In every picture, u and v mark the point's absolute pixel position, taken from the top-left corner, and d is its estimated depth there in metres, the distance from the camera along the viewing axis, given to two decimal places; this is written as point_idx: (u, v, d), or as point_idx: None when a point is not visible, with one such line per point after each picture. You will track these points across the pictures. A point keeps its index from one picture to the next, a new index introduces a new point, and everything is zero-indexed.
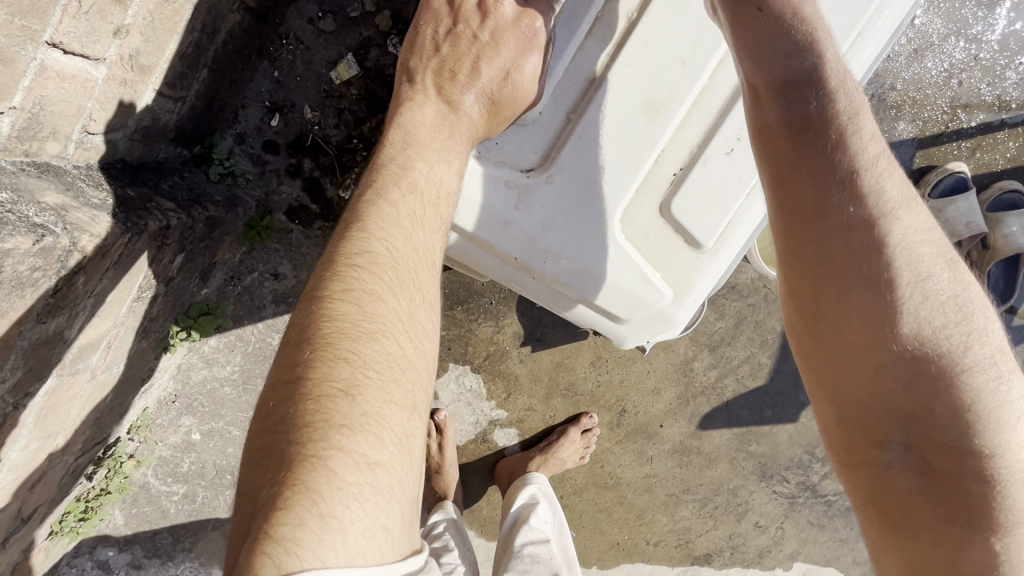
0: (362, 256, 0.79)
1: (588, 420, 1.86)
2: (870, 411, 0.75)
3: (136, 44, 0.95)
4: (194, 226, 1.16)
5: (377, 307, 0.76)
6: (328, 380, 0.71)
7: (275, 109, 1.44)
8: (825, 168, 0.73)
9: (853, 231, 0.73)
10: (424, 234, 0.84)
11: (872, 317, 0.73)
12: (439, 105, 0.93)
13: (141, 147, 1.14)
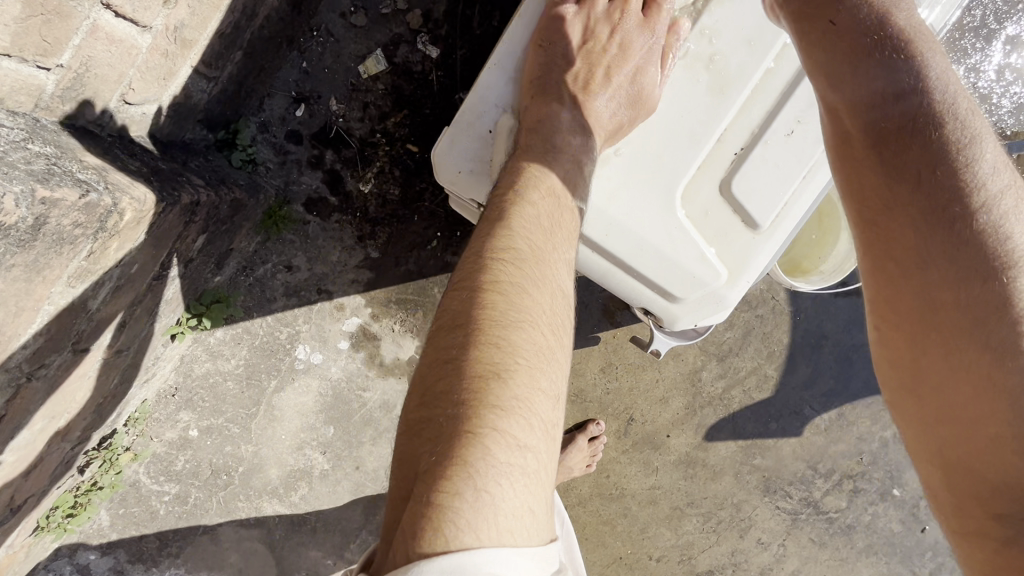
0: (508, 252, 0.81)
1: (595, 427, 1.84)
2: (985, 477, 0.68)
3: (182, 16, 0.94)
4: (220, 206, 1.14)
5: (524, 298, 0.78)
6: (484, 361, 0.72)
7: (301, 99, 1.44)
8: (933, 208, 0.69)
9: (968, 278, 0.68)
10: (561, 236, 0.85)
11: (992, 382, 0.66)
12: (573, 114, 0.99)
13: (172, 124, 1.12)
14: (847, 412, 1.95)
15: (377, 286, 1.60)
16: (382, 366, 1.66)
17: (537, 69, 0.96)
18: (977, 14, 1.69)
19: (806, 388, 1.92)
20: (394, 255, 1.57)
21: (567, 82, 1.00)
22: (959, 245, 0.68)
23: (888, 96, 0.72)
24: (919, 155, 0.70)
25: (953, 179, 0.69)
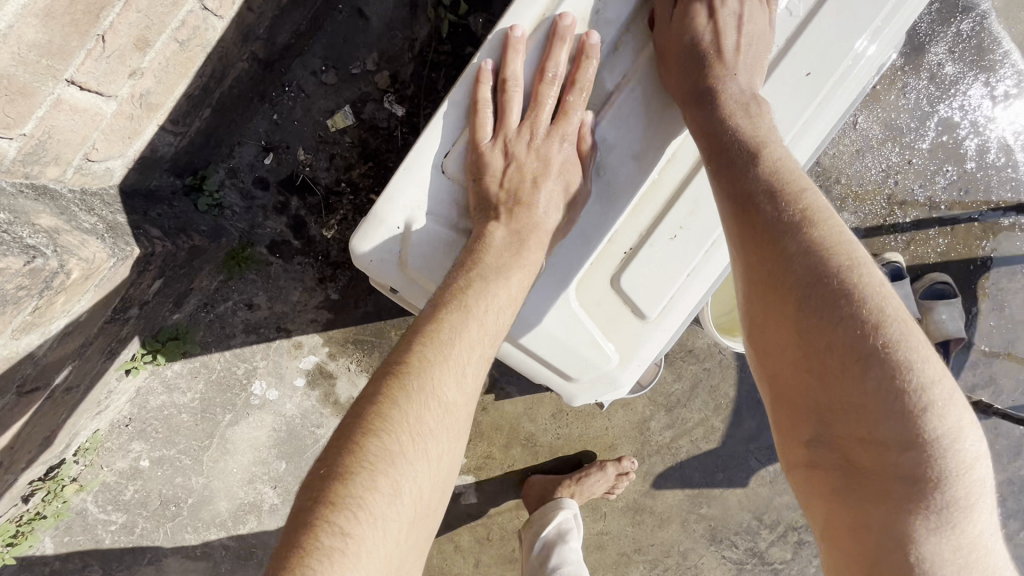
0: (394, 365, 0.89)
1: (628, 464, 1.88)
2: (799, 387, 0.78)
3: (148, 84, 1.02)
4: (177, 254, 1.20)
5: (390, 408, 0.84)
6: (339, 461, 0.80)
7: (270, 148, 1.52)
8: (740, 178, 0.89)
9: (769, 224, 0.83)
10: (453, 349, 0.90)
11: (790, 303, 0.79)
12: (508, 225, 1.01)
13: (136, 174, 1.19)
14: None
15: (335, 326, 1.65)
16: (336, 405, 1.71)
17: (472, 183, 1.02)
18: (911, 97, 1.82)
19: (751, 440, 1.98)
20: (352, 298, 1.64)
21: (498, 199, 1.03)
22: (778, 211, 0.84)
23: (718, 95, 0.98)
24: (738, 141, 0.92)
25: (762, 156, 0.90)
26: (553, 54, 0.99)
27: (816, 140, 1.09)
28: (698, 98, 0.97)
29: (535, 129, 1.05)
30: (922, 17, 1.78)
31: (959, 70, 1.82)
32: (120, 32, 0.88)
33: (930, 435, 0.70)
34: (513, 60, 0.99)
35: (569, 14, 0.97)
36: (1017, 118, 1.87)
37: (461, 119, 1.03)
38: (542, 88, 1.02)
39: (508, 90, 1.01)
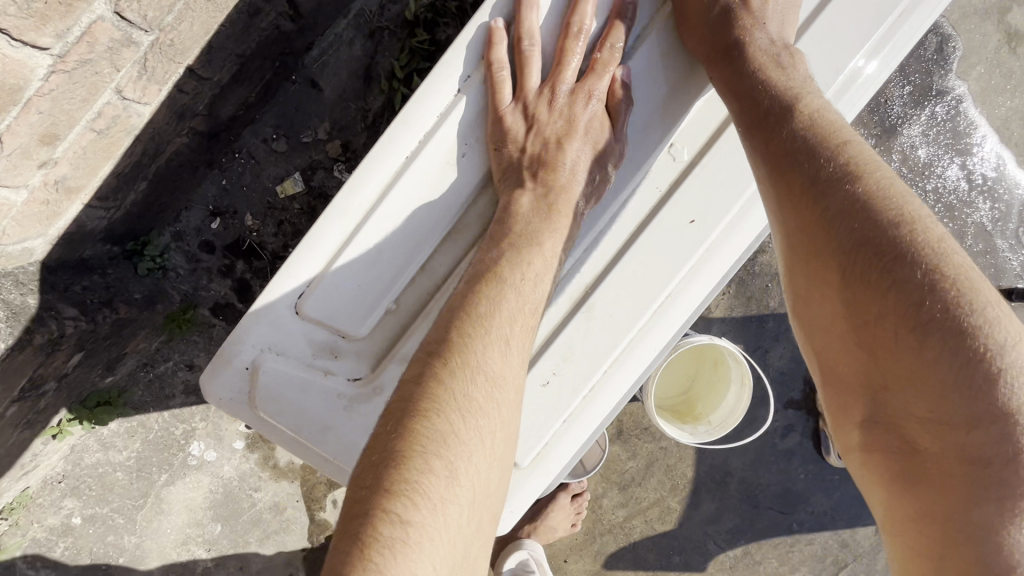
0: (433, 343, 0.71)
1: (576, 484, 1.80)
2: (856, 359, 0.76)
3: (64, 171, 1.02)
4: (97, 329, 1.24)
5: (436, 385, 0.67)
6: (389, 442, 0.64)
7: (217, 214, 1.51)
8: (781, 130, 0.82)
9: (812, 176, 0.78)
10: (499, 327, 0.74)
11: (838, 271, 0.76)
12: (534, 199, 0.85)
13: (62, 249, 1.18)
14: (752, 551, 1.92)
15: None
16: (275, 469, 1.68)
17: (497, 145, 0.84)
18: None
19: (710, 523, 1.90)
20: None
21: (521, 166, 0.87)
22: (822, 167, 0.78)
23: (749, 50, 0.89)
24: (769, 97, 0.85)
25: (799, 110, 0.83)
26: (577, 9, 0.85)
27: (747, 245, 0.92)
28: (728, 49, 0.87)
29: (559, 84, 0.88)
30: (895, 98, 1.71)
31: (933, 153, 1.75)
32: (20, 132, 0.88)
33: (1010, 406, 0.64)
34: (534, 14, 0.83)
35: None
36: (995, 205, 1.79)
37: (470, 78, 0.84)
38: (569, 44, 0.86)
39: (526, 45, 0.84)
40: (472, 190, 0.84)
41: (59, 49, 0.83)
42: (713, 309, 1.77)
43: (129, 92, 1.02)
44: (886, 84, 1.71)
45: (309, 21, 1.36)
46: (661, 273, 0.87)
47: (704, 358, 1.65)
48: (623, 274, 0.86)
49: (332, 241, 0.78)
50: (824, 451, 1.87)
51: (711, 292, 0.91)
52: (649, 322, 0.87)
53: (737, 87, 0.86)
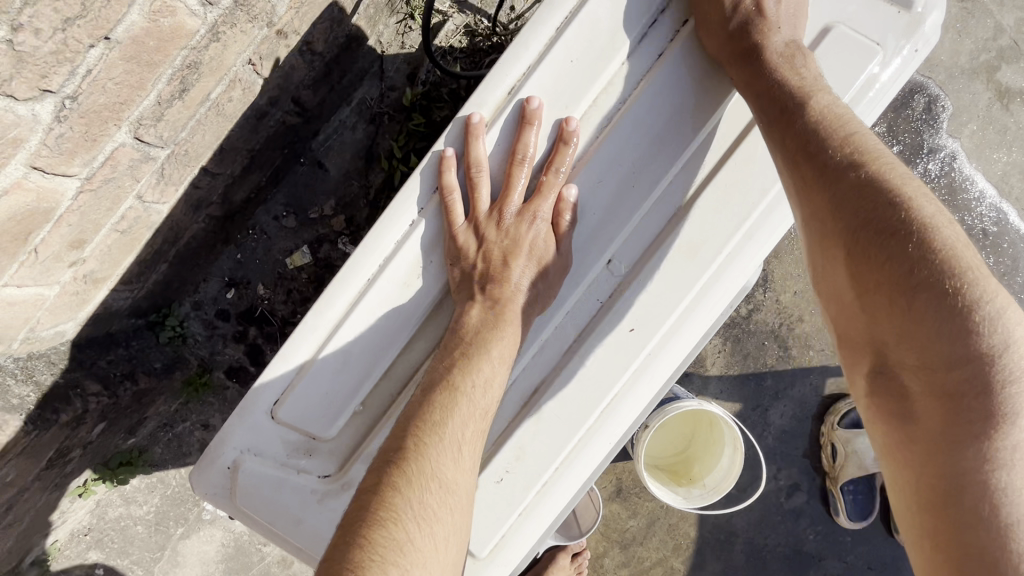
0: (391, 455, 0.81)
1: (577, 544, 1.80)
2: (859, 318, 0.82)
3: (91, 266, 1.15)
4: (118, 401, 1.37)
5: (392, 497, 0.76)
6: (347, 556, 0.70)
7: (233, 284, 1.62)
8: (791, 117, 0.88)
9: (816, 159, 0.85)
10: (453, 431, 0.82)
11: (843, 241, 0.82)
12: (484, 307, 0.92)
13: (90, 327, 1.30)
14: None
15: None
16: None
17: (452, 263, 0.92)
18: None
19: None
20: None
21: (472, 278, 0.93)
22: (828, 155, 0.85)
23: (765, 52, 0.93)
24: (783, 93, 0.89)
25: (810, 107, 0.88)
26: (523, 138, 0.90)
27: (696, 340, 0.95)
28: (744, 54, 0.92)
29: (507, 202, 0.95)
30: None
31: None
32: (52, 242, 1.00)
33: (993, 355, 0.69)
34: (480, 145, 0.90)
35: (537, 98, 0.89)
36: (1000, 258, 1.77)
37: (428, 201, 0.92)
38: (514, 171, 0.93)
39: (476, 171, 0.91)
40: (437, 290, 0.92)
41: (85, 173, 0.96)
42: (710, 367, 1.77)
43: (149, 197, 1.15)
44: None
45: (315, 113, 1.49)
46: (607, 375, 0.91)
47: (703, 418, 1.66)
48: (566, 380, 0.91)
49: (303, 354, 0.87)
50: (832, 511, 1.81)
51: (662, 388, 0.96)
52: (597, 422, 0.92)
53: (751, 85, 0.91)
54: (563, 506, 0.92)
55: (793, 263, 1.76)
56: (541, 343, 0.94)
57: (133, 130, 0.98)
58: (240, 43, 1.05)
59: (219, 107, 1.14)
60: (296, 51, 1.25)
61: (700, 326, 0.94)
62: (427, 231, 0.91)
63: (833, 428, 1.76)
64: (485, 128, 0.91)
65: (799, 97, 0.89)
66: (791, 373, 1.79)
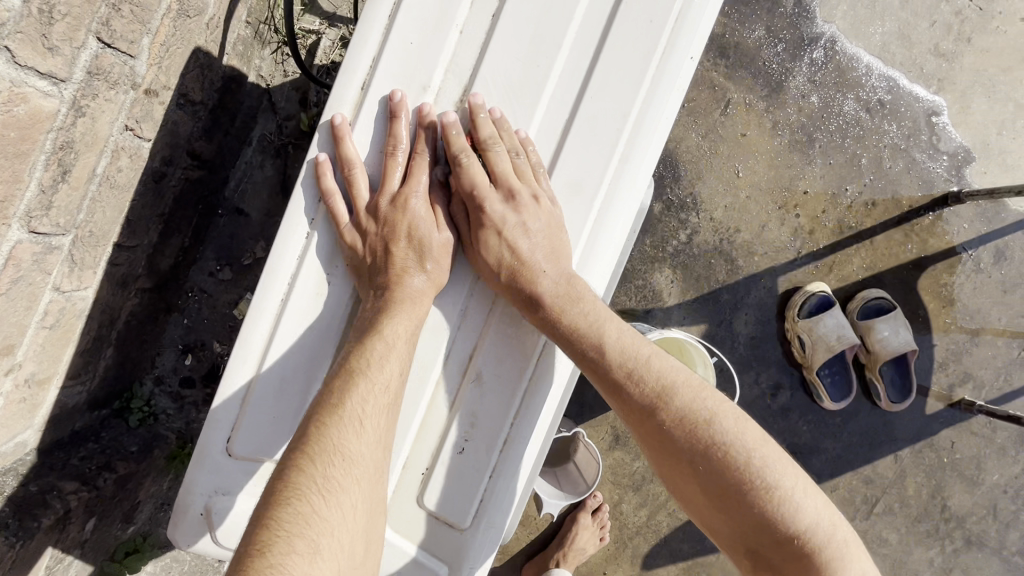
0: (297, 438, 0.87)
1: (594, 500, 1.86)
2: (717, 510, 1.03)
3: (30, 369, 1.14)
4: (101, 492, 1.31)
5: (295, 473, 0.85)
6: (254, 538, 0.80)
7: (188, 349, 1.64)
8: (602, 368, 1.01)
9: (640, 401, 1.04)
10: (360, 410, 0.87)
11: (686, 460, 1.03)
12: (388, 295, 0.94)
13: (52, 430, 1.29)
14: None
15: None
16: None
17: (347, 261, 0.94)
18: (786, 132, 1.83)
19: None
20: None
21: (369, 274, 0.96)
22: (646, 395, 1.03)
23: (545, 297, 0.97)
24: (589, 346, 0.99)
25: (610, 354, 1.01)
26: (392, 134, 0.94)
27: (606, 273, 1.02)
28: (531, 303, 0.96)
29: (386, 195, 0.99)
30: (771, 58, 1.81)
31: (825, 96, 1.83)
32: None
33: (800, 520, 0.98)
34: (350, 147, 0.94)
35: (399, 91, 0.93)
36: (901, 123, 1.86)
37: (316, 210, 0.95)
38: (390, 165, 0.97)
39: (352, 171, 0.95)
40: (350, 289, 0.95)
41: None
42: (667, 299, 1.83)
43: (67, 286, 1.14)
44: (758, 47, 1.80)
45: (216, 161, 1.49)
46: (528, 324, 0.97)
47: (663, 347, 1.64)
48: (494, 340, 0.95)
49: (242, 386, 0.90)
50: (817, 398, 1.90)
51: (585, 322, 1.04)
52: (535, 369, 0.96)
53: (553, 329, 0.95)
54: (528, 456, 0.97)
55: (717, 180, 1.82)
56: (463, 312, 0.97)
57: (26, 224, 0.98)
58: (110, 111, 1.05)
59: (111, 180, 1.14)
60: (174, 106, 1.24)
61: (604, 262, 1.00)
62: (325, 239, 0.94)
63: (794, 321, 1.82)
64: (353, 128, 0.94)
65: (600, 348, 1.00)
66: (744, 282, 1.86)
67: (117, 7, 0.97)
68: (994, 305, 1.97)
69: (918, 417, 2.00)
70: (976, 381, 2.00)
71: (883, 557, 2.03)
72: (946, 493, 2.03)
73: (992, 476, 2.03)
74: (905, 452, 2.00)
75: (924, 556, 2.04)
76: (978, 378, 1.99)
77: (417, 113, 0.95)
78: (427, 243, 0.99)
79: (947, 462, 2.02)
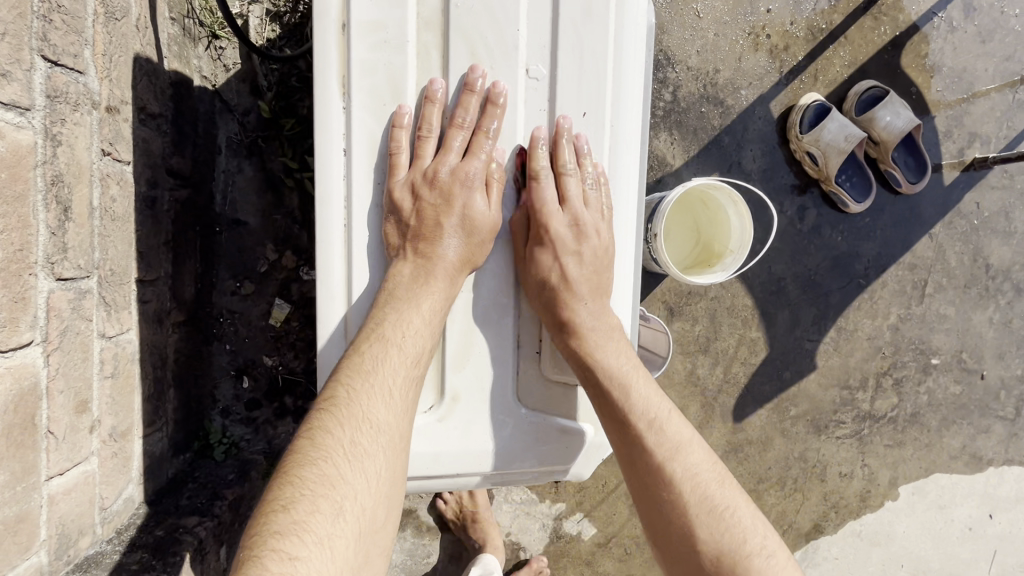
0: (329, 401, 0.89)
1: (540, 561, 1.84)
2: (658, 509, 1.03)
3: (110, 423, 1.12)
4: (222, 519, 1.32)
5: (325, 437, 0.87)
6: (277, 496, 0.82)
7: (242, 372, 1.61)
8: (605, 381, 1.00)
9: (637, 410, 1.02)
10: (392, 378, 0.91)
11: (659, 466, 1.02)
12: (449, 235, 0.98)
13: (150, 481, 1.29)
14: (844, 325, 2.02)
15: None
16: (431, 529, 1.82)
17: (386, 216, 0.96)
18: None
19: (794, 327, 1.99)
20: None
21: (412, 236, 0.97)
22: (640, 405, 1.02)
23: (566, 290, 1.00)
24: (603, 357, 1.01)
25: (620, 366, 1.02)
26: (463, 104, 0.94)
27: (640, 90, 1.01)
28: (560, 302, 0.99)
29: (440, 167, 0.99)
30: None
31: None
32: (59, 416, 0.97)
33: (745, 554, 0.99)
34: (434, 111, 0.95)
35: (478, 67, 0.93)
36: None
37: (346, 124, 0.93)
38: (450, 135, 0.98)
39: (425, 132, 0.97)
40: (405, 199, 0.96)
41: (39, 335, 0.92)
42: (674, 161, 1.82)
43: (111, 331, 1.11)
44: None
45: (196, 177, 1.44)
46: (592, 160, 1.02)
47: (691, 199, 1.72)
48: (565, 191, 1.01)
49: (339, 321, 0.96)
50: (842, 206, 1.92)
51: (640, 154, 1.04)
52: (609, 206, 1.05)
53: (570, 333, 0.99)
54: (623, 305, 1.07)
55: (680, 29, 1.79)
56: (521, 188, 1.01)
57: (51, 272, 0.94)
58: (82, 135, 1.00)
59: (110, 211, 1.09)
60: (138, 122, 1.18)
61: (635, 90, 1.00)
62: (361, 152, 0.93)
63: (799, 139, 1.82)
64: (353, 22, 0.89)
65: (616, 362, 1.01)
66: (740, 120, 1.85)
67: (48, 18, 0.90)
68: (977, 59, 1.97)
69: (939, 191, 2.03)
70: (982, 138, 2.02)
71: (948, 332, 2.10)
72: (986, 253, 2.08)
73: (1022, 223, 2.09)
74: (937, 229, 2.04)
75: (984, 317, 2.12)
76: (983, 135, 2.02)
77: (491, 95, 0.94)
78: (466, 207, 0.98)
79: (978, 224, 2.07)
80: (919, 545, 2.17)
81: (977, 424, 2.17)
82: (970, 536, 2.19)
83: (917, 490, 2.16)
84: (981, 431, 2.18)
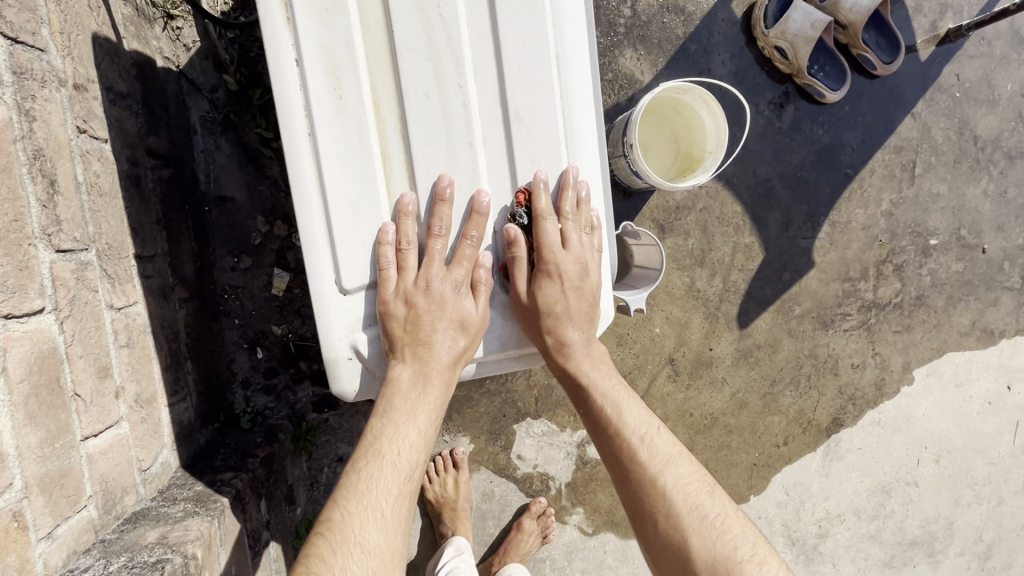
0: (325, 525, 0.99)
1: (539, 505, 1.89)
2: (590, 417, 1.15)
3: (134, 390, 1.18)
4: (256, 473, 1.41)
5: (320, 563, 0.94)
6: None
7: (254, 344, 1.66)
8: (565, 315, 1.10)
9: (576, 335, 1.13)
10: (384, 500, 1.01)
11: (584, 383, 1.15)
12: (444, 334, 1.05)
13: (185, 446, 1.36)
14: (837, 218, 2.02)
15: None
16: None
17: (382, 328, 1.03)
18: None
19: (787, 227, 1.99)
20: None
21: (407, 340, 1.03)
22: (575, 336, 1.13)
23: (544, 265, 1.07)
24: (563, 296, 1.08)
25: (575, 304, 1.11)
26: (438, 216, 1.00)
27: None
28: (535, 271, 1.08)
29: (428, 274, 1.03)
30: None
31: None
32: (84, 379, 1.03)
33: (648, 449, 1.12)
34: (410, 224, 1.00)
35: (446, 177, 0.98)
36: None
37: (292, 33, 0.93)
38: (433, 244, 1.02)
39: (406, 246, 1.01)
40: (360, 97, 0.95)
41: (50, 303, 0.97)
42: (643, 77, 1.81)
43: (118, 302, 1.16)
44: None
45: (176, 156, 1.47)
46: (535, 35, 0.96)
47: (664, 111, 1.71)
48: (513, 72, 0.97)
49: (321, 229, 0.98)
50: (819, 98, 1.91)
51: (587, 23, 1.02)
52: (562, 85, 0.99)
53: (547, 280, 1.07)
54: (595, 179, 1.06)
55: None
56: (474, 69, 0.97)
57: (49, 243, 0.98)
58: (55, 111, 1.03)
59: (96, 186, 1.13)
60: (108, 102, 1.21)
61: None
62: (312, 60, 0.93)
63: (765, 35, 1.80)
64: None
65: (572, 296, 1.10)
66: (704, 26, 1.84)
67: None
68: None
69: (917, 68, 2.01)
70: (952, 9, 2.00)
71: (943, 211, 2.09)
72: (973, 124, 2.06)
73: (1006, 88, 2.06)
74: (920, 108, 2.02)
75: (978, 190, 2.11)
76: (954, 3, 2.00)
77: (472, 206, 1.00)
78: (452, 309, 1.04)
79: (961, 96, 2.04)
80: (941, 424, 2.20)
81: (984, 298, 2.18)
82: (990, 409, 2.22)
83: (932, 371, 2.18)
84: (990, 304, 2.19)
